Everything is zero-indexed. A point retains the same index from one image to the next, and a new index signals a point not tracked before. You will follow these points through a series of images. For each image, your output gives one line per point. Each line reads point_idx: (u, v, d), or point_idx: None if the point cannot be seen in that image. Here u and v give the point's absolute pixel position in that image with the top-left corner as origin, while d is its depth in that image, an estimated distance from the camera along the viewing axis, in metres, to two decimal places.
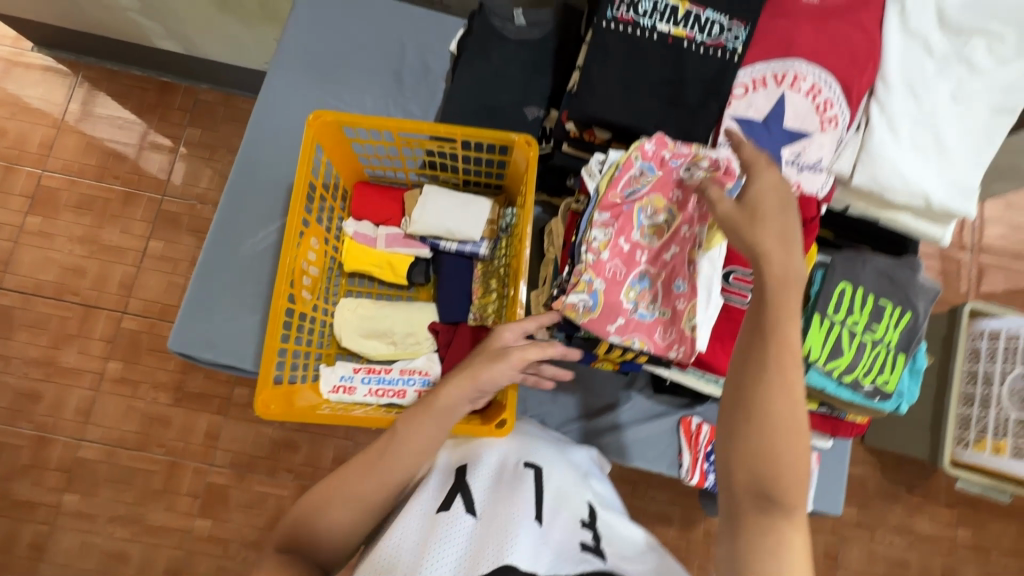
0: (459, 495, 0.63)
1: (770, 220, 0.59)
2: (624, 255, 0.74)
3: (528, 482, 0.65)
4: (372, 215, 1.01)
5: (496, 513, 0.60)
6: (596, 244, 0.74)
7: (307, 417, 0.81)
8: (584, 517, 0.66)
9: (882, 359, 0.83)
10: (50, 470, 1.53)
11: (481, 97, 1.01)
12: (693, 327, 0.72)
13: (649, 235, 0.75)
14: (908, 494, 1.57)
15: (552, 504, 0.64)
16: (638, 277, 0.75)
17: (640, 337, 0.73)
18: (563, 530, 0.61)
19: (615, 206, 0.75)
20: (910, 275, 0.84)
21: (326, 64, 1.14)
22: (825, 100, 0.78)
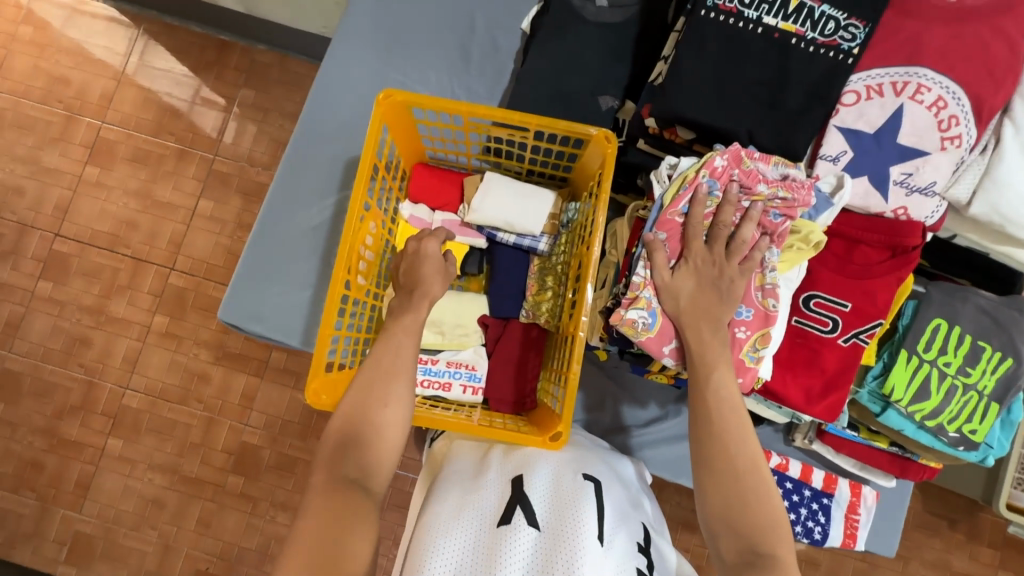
0: (519, 507, 0.60)
1: (699, 292, 0.68)
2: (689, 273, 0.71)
3: (591, 498, 0.62)
4: (430, 199, 0.98)
5: (563, 529, 0.57)
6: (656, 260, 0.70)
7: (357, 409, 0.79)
8: (641, 541, 0.63)
9: (972, 407, 0.75)
10: (97, 414, 1.59)
11: (553, 82, 0.95)
12: (755, 357, 0.71)
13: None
14: (952, 531, 1.49)
15: (612, 525, 0.61)
16: None
17: None
18: (623, 554, 0.59)
19: (672, 224, 0.72)
20: (1020, 317, 0.75)
21: (392, 35, 1.09)
22: (951, 116, 0.69)
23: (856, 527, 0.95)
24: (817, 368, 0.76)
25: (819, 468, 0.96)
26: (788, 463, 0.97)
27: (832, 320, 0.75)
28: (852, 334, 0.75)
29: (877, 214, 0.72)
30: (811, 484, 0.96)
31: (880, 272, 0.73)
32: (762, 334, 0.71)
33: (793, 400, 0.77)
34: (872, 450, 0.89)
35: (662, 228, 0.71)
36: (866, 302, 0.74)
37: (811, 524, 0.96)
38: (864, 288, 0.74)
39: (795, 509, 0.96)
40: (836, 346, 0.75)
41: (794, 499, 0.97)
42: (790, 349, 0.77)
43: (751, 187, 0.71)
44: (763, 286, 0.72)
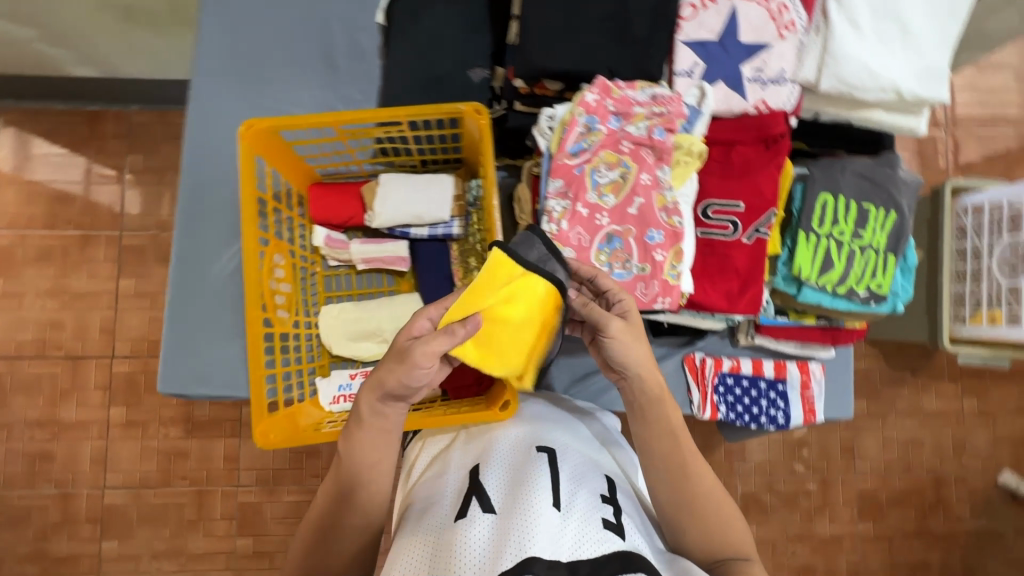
0: (475, 499, 0.62)
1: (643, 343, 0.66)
2: (585, 220, 0.72)
3: (546, 467, 0.65)
4: (335, 216, 0.97)
5: (514, 508, 0.59)
6: (556, 214, 0.72)
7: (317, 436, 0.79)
8: (603, 492, 0.66)
9: (873, 264, 0.81)
10: (82, 522, 1.53)
11: (419, 70, 0.95)
12: (676, 275, 0.72)
13: (607, 194, 0.72)
14: (914, 377, 1.62)
15: (570, 488, 0.64)
16: (603, 240, 0.72)
17: (622, 299, 0.72)
18: (585, 511, 0.61)
19: (565, 168, 0.72)
20: (891, 172, 0.81)
21: (251, 62, 1.06)
22: (778, 6, 0.74)
23: (813, 401, 1.02)
24: (730, 270, 0.80)
25: (768, 359, 1.03)
26: (739, 363, 1.03)
27: (731, 223, 0.79)
28: (753, 230, 0.79)
29: (742, 112, 0.76)
30: (764, 375, 1.03)
31: (760, 166, 0.77)
32: (677, 252, 0.72)
33: (718, 305, 0.81)
34: (805, 329, 0.96)
35: (556, 176, 0.71)
36: (755, 198, 0.78)
37: (774, 411, 1.02)
38: (750, 186, 0.78)
39: (756, 403, 1.03)
40: (742, 245, 0.80)
41: (754, 393, 1.03)
42: (702, 260, 0.81)
43: (628, 113, 0.71)
44: (666, 206, 0.72)
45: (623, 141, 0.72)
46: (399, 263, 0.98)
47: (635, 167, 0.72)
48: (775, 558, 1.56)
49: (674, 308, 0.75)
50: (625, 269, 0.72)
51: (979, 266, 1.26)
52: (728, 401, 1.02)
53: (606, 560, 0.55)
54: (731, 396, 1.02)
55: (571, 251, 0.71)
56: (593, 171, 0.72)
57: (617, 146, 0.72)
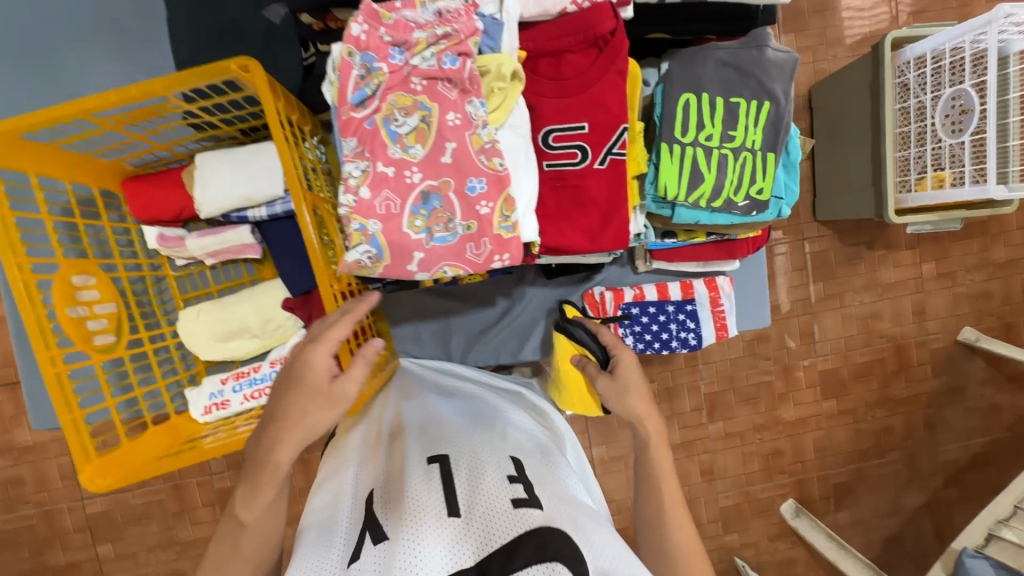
0: (367, 531, 0.52)
1: (634, 396, 0.74)
2: (391, 183, 0.60)
3: (440, 471, 0.56)
4: (163, 211, 0.85)
5: (401, 538, 0.48)
6: (354, 182, 0.60)
7: (152, 470, 0.70)
8: (510, 474, 0.55)
9: (750, 168, 0.71)
10: (73, 533, 1.44)
11: (202, 21, 0.79)
12: (510, 226, 0.63)
13: (410, 146, 0.60)
14: (872, 251, 1.54)
15: (470, 479, 0.54)
16: (419, 202, 0.61)
17: (454, 264, 0.63)
18: (484, 505, 0.50)
19: (354, 124, 0.60)
20: (760, 53, 0.68)
21: (24, 41, 0.88)
22: None
23: (725, 318, 0.96)
24: (588, 204, 0.70)
25: (673, 281, 0.96)
26: (643, 291, 0.96)
27: (578, 149, 0.68)
28: (605, 153, 0.68)
29: (560, 13, 0.64)
30: (671, 299, 0.96)
31: (596, 75, 0.64)
32: (506, 200, 0.62)
33: (579, 245, 0.71)
34: (698, 248, 0.86)
35: (346, 134, 0.59)
36: (599, 114, 0.66)
37: (685, 334, 0.96)
38: (591, 101, 0.65)
39: (666, 329, 0.96)
40: (596, 172, 0.69)
41: (663, 319, 0.96)
42: (555, 196, 0.70)
43: (408, 42, 0.58)
44: (483, 148, 0.61)
45: (413, 78, 0.59)
46: (249, 250, 0.89)
47: (436, 107, 0.59)
48: (744, 450, 1.56)
49: (520, 262, 0.66)
50: (453, 229, 0.62)
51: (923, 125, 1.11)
52: (634, 332, 0.95)
53: (518, 541, 0.45)
54: (637, 326, 0.95)
55: (376, 223, 0.60)
56: (386, 122, 0.59)
57: (407, 86, 0.59)
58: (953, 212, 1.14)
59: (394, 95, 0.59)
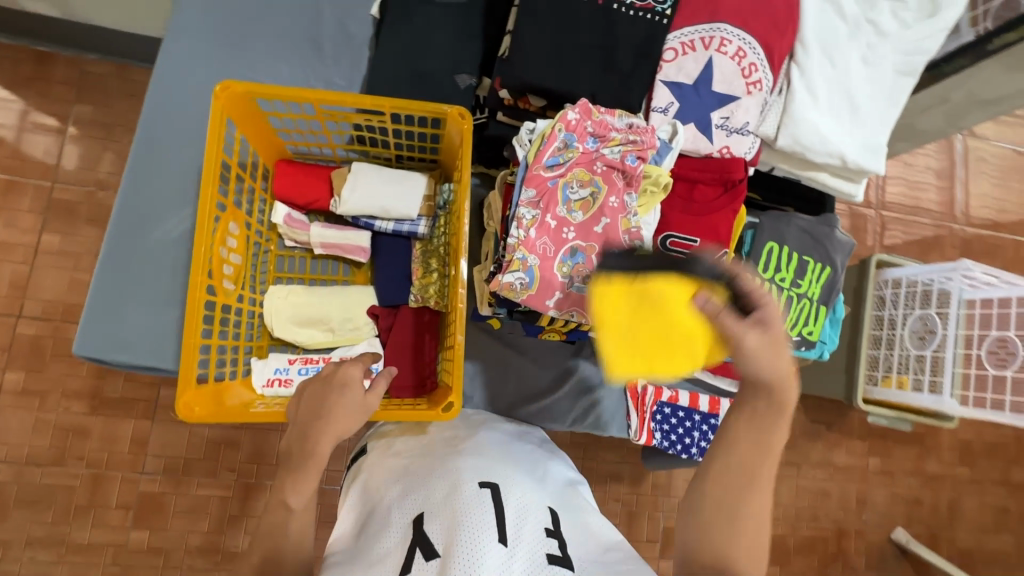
0: (417, 549, 0.66)
1: (780, 352, 0.61)
2: (552, 232, 0.73)
3: (487, 505, 0.70)
4: (299, 196, 0.94)
5: (454, 555, 0.63)
6: (524, 222, 0.73)
7: (238, 415, 0.76)
8: (547, 522, 0.71)
9: (806, 312, 0.88)
10: None
11: (401, 67, 0.96)
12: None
13: (575, 211, 0.75)
14: (830, 432, 1.74)
15: (514, 523, 0.69)
16: (567, 253, 0.74)
17: (579, 312, 0.74)
18: (530, 546, 0.67)
19: (539, 179, 0.74)
20: (830, 231, 0.89)
21: (226, 31, 1.02)
22: (750, 63, 0.79)
23: None
24: None
25: (705, 393, 1.08)
26: (677, 394, 1.07)
27: (686, 256, 0.83)
28: None
29: (706, 155, 0.82)
30: (699, 409, 1.07)
31: (718, 206, 0.82)
32: None
33: None
34: (740, 366, 1.03)
35: (530, 185, 0.73)
36: (711, 235, 0.82)
37: (704, 444, 1.06)
38: (708, 223, 0.82)
39: (689, 433, 1.06)
40: None
41: (688, 425, 1.07)
42: None
43: (605, 136, 0.75)
44: (629, 230, 0.75)
45: (598, 162, 0.75)
46: (358, 253, 0.97)
47: (605, 188, 0.75)
48: None
49: None
50: (588, 282, 0.74)
51: (894, 333, 1.36)
52: (663, 429, 1.06)
53: None
54: (664, 424, 1.06)
55: (532, 259, 0.72)
56: (562, 187, 0.74)
57: (590, 166, 0.75)
58: (907, 415, 1.37)
59: (578, 169, 0.75)
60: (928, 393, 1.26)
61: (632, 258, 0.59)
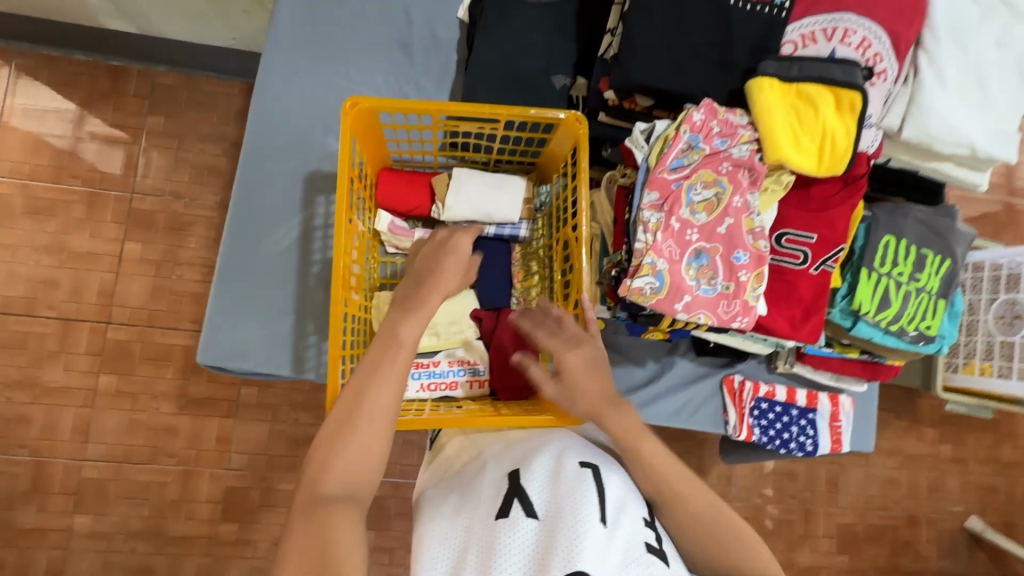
0: (515, 501, 0.67)
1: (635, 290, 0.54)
2: (676, 234, 0.73)
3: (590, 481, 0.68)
4: (402, 204, 0.96)
5: (557, 515, 0.63)
6: (650, 225, 0.73)
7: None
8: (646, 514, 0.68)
9: (925, 306, 0.86)
10: (56, 495, 1.39)
11: (497, 70, 0.96)
12: (755, 298, 0.75)
13: (699, 212, 0.74)
14: (902, 420, 1.71)
15: (616, 505, 0.66)
16: (692, 255, 0.74)
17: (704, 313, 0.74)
18: (629, 532, 0.64)
19: (663, 182, 0.73)
20: (950, 223, 0.86)
21: (319, 41, 1.04)
22: (876, 54, 0.76)
23: (840, 432, 1.06)
24: (796, 298, 0.83)
25: (802, 388, 1.07)
26: (774, 389, 1.06)
27: (802, 253, 0.82)
28: (820, 263, 0.83)
29: None
30: (796, 404, 1.06)
31: (836, 202, 0.81)
32: (758, 274, 0.75)
33: (781, 329, 0.83)
34: (846, 360, 0.99)
35: (654, 188, 0.73)
36: (827, 231, 0.82)
37: (804, 438, 1.05)
38: (825, 219, 0.82)
39: (787, 429, 1.06)
40: (809, 275, 0.83)
41: (785, 420, 1.06)
42: (771, 285, 0.83)
43: (733, 135, 0.74)
44: (752, 230, 0.75)
45: (724, 163, 0.74)
46: None
47: (730, 189, 0.74)
48: None
49: (746, 329, 0.77)
50: (711, 284, 0.74)
51: (975, 319, 1.32)
52: (761, 424, 1.05)
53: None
54: (762, 420, 1.05)
55: (660, 262, 0.72)
56: (684, 188, 0.74)
57: (716, 167, 0.74)
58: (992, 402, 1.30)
59: (703, 171, 0.74)
60: (1016, 379, 1.21)
61: (786, 67, 0.75)
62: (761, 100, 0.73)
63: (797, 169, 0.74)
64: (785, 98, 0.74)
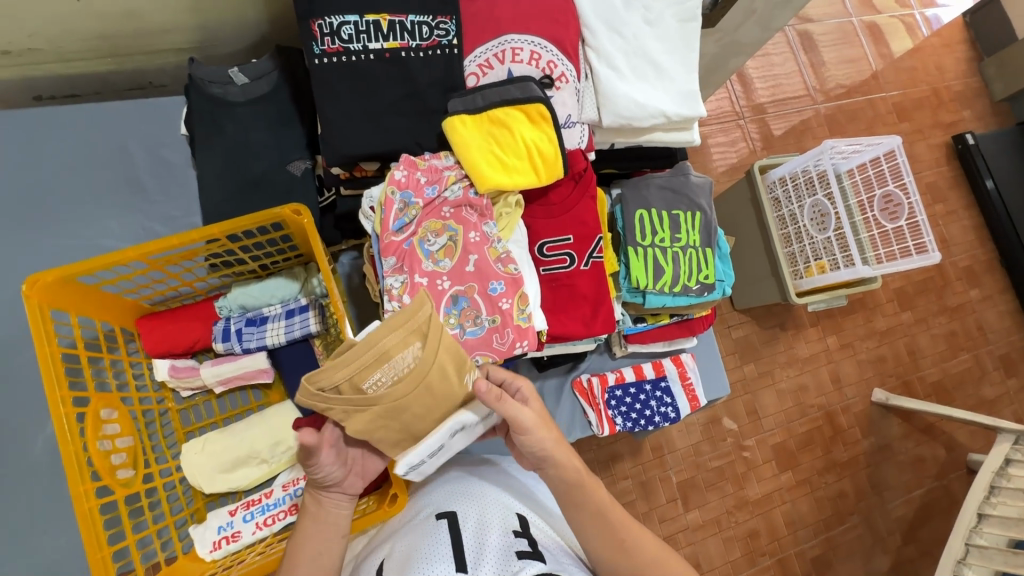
0: None
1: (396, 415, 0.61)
2: (426, 289, 0.73)
3: (447, 535, 0.63)
4: (175, 345, 0.89)
5: None
6: (396, 291, 0.72)
7: None
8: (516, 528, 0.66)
9: (696, 260, 0.92)
10: None
11: (230, 177, 0.92)
12: (526, 318, 0.75)
13: (441, 260, 0.75)
14: (784, 331, 1.81)
15: (477, 550, 0.62)
16: (448, 304, 0.74)
17: (483, 353, 0.74)
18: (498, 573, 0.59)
19: (394, 245, 0.73)
20: (685, 180, 0.93)
21: (35, 206, 0.95)
22: (548, 62, 0.81)
23: (694, 389, 1.10)
24: (580, 297, 0.85)
25: (647, 361, 1.11)
26: (623, 373, 1.09)
27: (567, 255, 0.85)
28: (587, 257, 0.85)
29: None
30: (647, 377, 1.09)
31: (576, 200, 0.85)
32: (521, 296, 0.76)
33: (577, 332, 0.85)
34: (664, 328, 1.05)
35: (388, 254, 0.72)
36: (580, 228, 0.85)
37: (665, 408, 1.08)
38: (572, 219, 0.85)
39: (647, 404, 1.08)
40: (582, 271, 0.85)
41: (645, 396, 1.09)
42: (553, 294, 0.85)
43: (440, 180, 0.75)
44: (499, 257, 0.76)
45: (444, 207, 0.76)
46: (262, 374, 0.92)
47: (461, 228, 0.75)
48: (724, 536, 1.64)
49: (535, 348, 0.78)
50: (480, 321, 0.74)
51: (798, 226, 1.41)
52: (622, 411, 1.07)
53: None
54: (623, 406, 1.07)
55: None
56: (415, 241, 0.74)
57: (439, 214, 0.75)
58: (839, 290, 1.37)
59: (428, 222, 0.75)
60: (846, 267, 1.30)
61: (472, 99, 0.77)
62: (458, 139, 0.75)
63: (516, 188, 0.77)
64: (479, 130, 0.76)
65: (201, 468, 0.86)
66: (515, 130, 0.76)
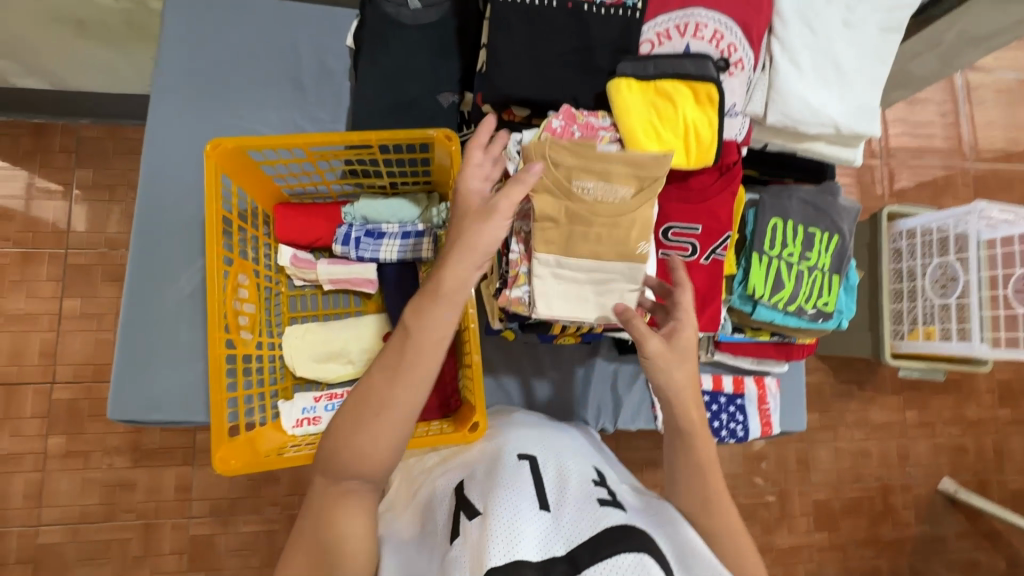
0: (462, 513, 0.62)
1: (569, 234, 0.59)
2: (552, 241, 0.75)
3: (528, 471, 0.65)
4: (301, 237, 0.96)
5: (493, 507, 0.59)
6: None
7: (276, 463, 0.78)
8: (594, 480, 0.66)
9: (819, 284, 0.88)
10: (12, 565, 1.27)
11: (384, 94, 0.97)
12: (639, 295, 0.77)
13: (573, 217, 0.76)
14: (863, 389, 1.70)
15: (556, 488, 0.63)
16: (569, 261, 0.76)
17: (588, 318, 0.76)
18: (576, 507, 0.59)
19: None
20: (831, 200, 0.89)
21: (209, 81, 1.04)
22: (729, 44, 0.77)
23: (770, 415, 1.06)
24: (690, 289, 0.84)
25: (727, 374, 1.07)
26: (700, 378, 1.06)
27: (690, 245, 0.83)
28: (710, 252, 0.84)
29: None
30: (724, 391, 1.06)
31: (715, 192, 0.82)
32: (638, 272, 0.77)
33: None
34: (759, 344, 1.01)
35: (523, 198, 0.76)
36: (711, 221, 0.83)
37: (734, 424, 1.05)
38: (706, 210, 0.83)
39: (717, 416, 1.06)
40: (699, 265, 0.84)
41: (715, 408, 1.06)
42: (664, 280, 0.84)
43: (594, 137, 0.76)
44: None
45: None
46: (366, 285, 0.97)
47: None
48: None
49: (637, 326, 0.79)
50: None
51: (914, 284, 1.29)
52: None
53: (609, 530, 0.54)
54: None
55: None
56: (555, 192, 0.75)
57: None
58: (939, 363, 1.25)
59: None
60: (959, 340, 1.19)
61: (643, 66, 0.77)
62: (620, 103, 0.75)
63: None
64: (641, 97, 0.76)
65: (301, 348, 0.93)
66: (678, 105, 0.75)
